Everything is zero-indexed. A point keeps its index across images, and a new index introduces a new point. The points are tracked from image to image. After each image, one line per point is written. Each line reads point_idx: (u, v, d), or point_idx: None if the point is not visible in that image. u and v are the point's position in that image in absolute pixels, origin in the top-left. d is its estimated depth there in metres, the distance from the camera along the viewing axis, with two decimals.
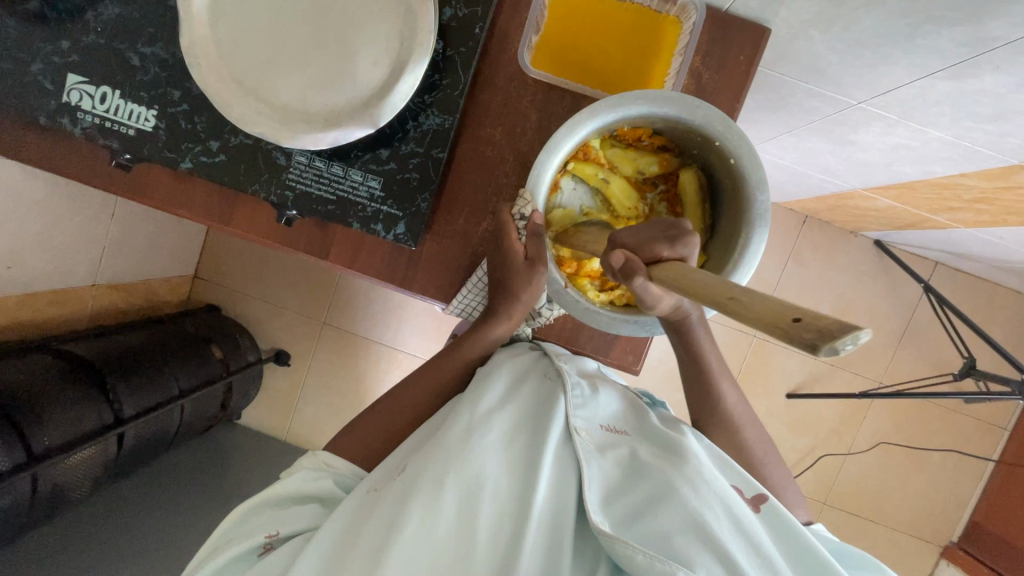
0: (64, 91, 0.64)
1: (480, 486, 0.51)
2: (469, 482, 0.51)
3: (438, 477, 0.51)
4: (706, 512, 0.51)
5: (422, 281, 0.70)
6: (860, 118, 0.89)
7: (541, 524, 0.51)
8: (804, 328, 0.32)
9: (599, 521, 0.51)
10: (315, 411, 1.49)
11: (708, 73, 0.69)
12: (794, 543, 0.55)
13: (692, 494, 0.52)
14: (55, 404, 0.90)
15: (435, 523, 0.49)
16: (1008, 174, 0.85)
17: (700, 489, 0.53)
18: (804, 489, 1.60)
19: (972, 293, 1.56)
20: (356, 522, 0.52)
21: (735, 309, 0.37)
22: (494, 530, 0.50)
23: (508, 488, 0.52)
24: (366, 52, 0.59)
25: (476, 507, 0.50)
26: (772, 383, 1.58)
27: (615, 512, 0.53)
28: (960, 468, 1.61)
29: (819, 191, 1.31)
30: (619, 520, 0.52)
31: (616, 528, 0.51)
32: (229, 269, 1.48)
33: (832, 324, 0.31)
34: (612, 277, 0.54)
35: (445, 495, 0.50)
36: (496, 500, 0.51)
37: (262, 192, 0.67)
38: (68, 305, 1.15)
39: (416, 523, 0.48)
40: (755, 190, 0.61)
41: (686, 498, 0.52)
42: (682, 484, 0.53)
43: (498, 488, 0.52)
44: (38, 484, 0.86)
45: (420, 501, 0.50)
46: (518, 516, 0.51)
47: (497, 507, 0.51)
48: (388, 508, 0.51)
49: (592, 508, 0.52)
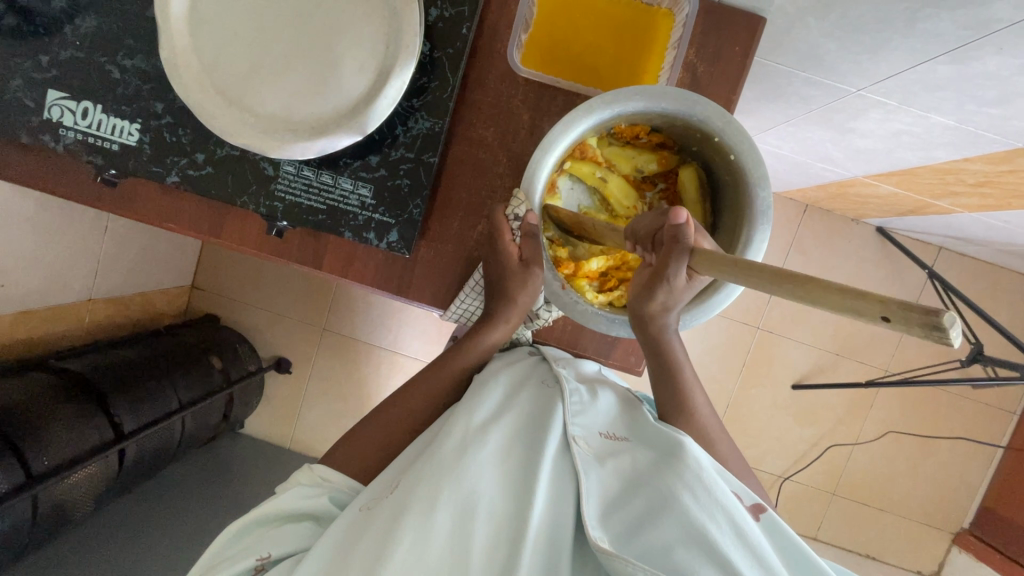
0: (45, 108, 0.63)
1: (474, 503, 0.50)
2: (463, 499, 0.50)
3: (432, 495, 0.50)
4: (708, 522, 0.50)
5: (417, 289, 0.69)
6: (860, 105, 0.87)
7: (539, 543, 0.50)
8: (901, 299, 0.34)
9: (598, 536, 0.50)
10: (319, 418, 1.48)
11: (703, 66, 0.67)
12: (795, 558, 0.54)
13: (693, 502, 0.51)
14: (53, 423, 0.89)
15: (428, 545, 0.48)
16: (1014, 158, 0.83)
17: (703, 497, 0.51)
18: (812, 479, 1.59)
19: (978, 278, 1.54)
20: (348, 541, 0.51)
21: (812, 293, 0.38)
22: (490, 550, 0.48)
23: (504, 504, 0.51)
24: (350, 58, 0.58)
25: (470, 525, 0.49)
26: (777, 375, 1.57)
27: (614, 526, 0.52)
28: (970, 454, 1.59)
29: (819, 179, 1.29)
30: (618, 535, 0.51)
31: (615, 544, 0.50)
32: (226, 279, 1.47)
33: (918, 315, 0.32)
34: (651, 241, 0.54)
35: (438, 514, 0.49)
36: (491, 517, 0.50)
37: (251, 204, 0.65)
38: (64, 321, 1.14)
39: (409, 542, 0.47)
40: (756, 186, 0.59)
41: (686, 507, 0.50)
42: (682, 492, 0.51)
43: (495, 504, 0.51)
44: (39, 504, 0.85)
45: (412, 519, 0.48)
46: (514, 533, 0.49)
47: (492, 525, 0.50)
48: (381, 525, 0.50)
49: (591, 523, 0.51)
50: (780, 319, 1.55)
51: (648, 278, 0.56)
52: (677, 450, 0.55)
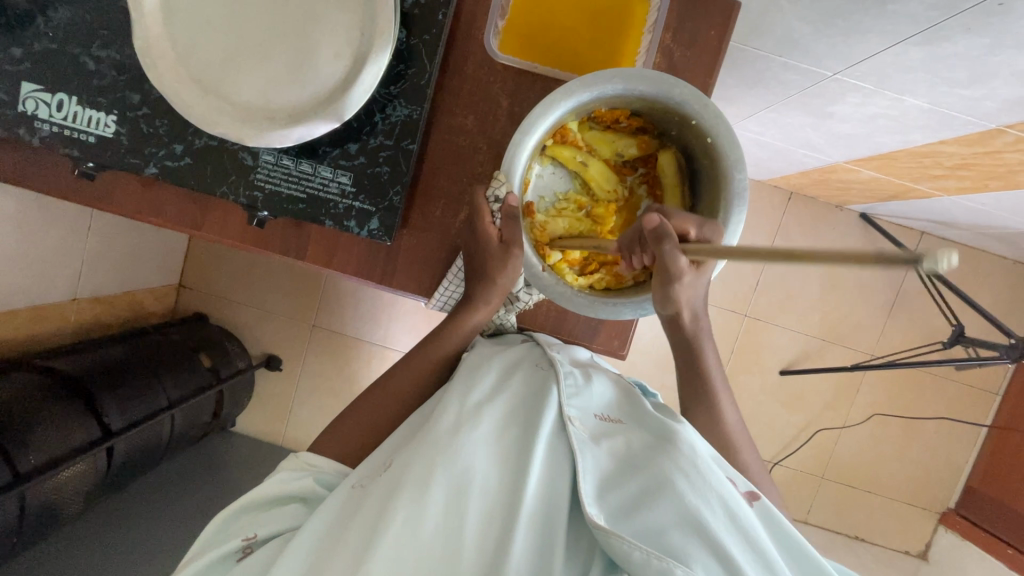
0: (19, 101, 0.63)
1: (468, 481, 0.50)
2: (457, 476, 0.50)
3: (427, 472, 0.50)
4: (700, 504, 0.50)
5: (401, 276, 0.69)
6: (837, 90, 0.88)
7: (534, 521, 0.50)
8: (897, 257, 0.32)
9: (594, 513, 0.50)
10: (310, 414, 1.47)
11: (679, 50, 0.67)
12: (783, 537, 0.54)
13: (687, 485, 0.51)
14: (40, 422, 0.88)
15: (421, 523, 0.48)
16: (988, 139, 0.85)
17: (696, 480, 0.52)
18: (801, 464, 1.61)
19: (960, 261, 1.56)
20: (338, 522, 0.52)
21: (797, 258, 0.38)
22: (482, 528, 0.49)
23: (497, 482, 0.52)
24: (327, 45, 0.58)
25: (464, 503, 0.49)
26: (765, 361, 1.58)
27: (610, 503, 0.52)
28: (955, 435, 1.62)
29: (802, 166, 1.30)
30: (614, 512, 0.51)
31: (610, 521, 0.50)
32: (213, 277, 1.46)
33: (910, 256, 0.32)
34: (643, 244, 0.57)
35: (432, 493, 0.49)
36: (484, 496, 0.50)
37: (231, 194, 0.66)
38: (50, 321, 1.13)
39: (402, 519, 0.48)
40: (732, 169, 0.60)
41: (680, 489, 0.51)
42: (676, 475, 0.52)
43: (489, 482, 0.51)
44: (27, 502, 0.85)
45: (408, 493, 0.49)
46: (508, 513, 0.50)
47: (485, 505, 0.50)
48: (376, 506, 0.50)
49: (587, 500, 0.51)
50: (766, 306, 1.57)
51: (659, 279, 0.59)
52: (673, 437, 0.56)
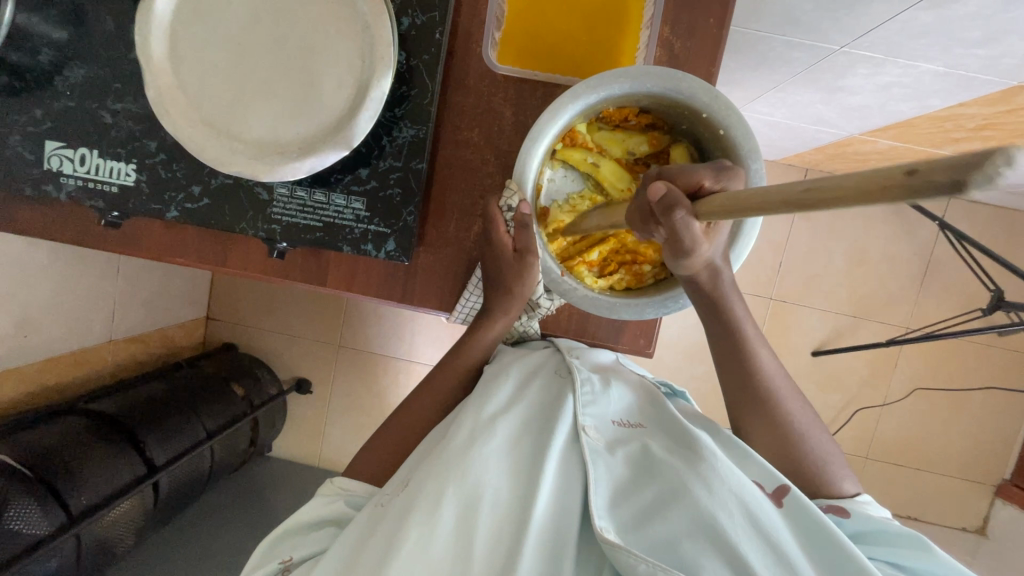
0: (45, 159, 0.65)
1: (478, 496, 0.50)
2: (467, 492, 0.50)
3: (439, 486, 0.50)
4: (719, 512, 0.49)
5: (421, 293, 0.70)
6: (845, 62, 0.86)
7: (544, 535, 0.50)
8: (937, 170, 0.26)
9: (604, 526, 0.49)
10: (343, 433, 1.49)
11: (680, 42, 0.66)
12: (822, 543, 0.50)
13: (704, 493, 0.50)
14: (88, 463, 0.91)
15: (431, 541, 0.48)
16: (1010, 97, 0.82)
17: (715, 487, 0.50)
18: (843, 446, 1.57)
19: (992, 223, 1.51)
20: (365, 535, 0.52)
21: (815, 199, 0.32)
22: (489, 542, 0.49)
23: (508, 495, 0.51)
24: (330, 77, 0.59)
25: (474, 518, 0.49)
26: (796, 344, 1.55)
27: (622, 514, 0.52)
28: (1004, 402, 1.56)
29: (817, 143, 1.26)
30: (625, 523, 0.51)
31: (621, 534, 0.50)
32: (239, 307, 1.50)
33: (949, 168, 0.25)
34: (649, 218, 0.50)
35: (443, 508, 0.49)
36: (495, 509, 0.50)
37: (250, 230, 0.67)
38: (90, 365, 1.17)
39: (414, 537, 0.47)
40: (747, 157, 0.59)
41: (696, 497, 0.50)
42: (694, 484, 0.51)
43: (500, 495, 0.51)
44: (82, 541, 0.88)
45: (418, 517, 0.48)
46: (517, 526, 0.50)
47: (496, 520, 0.50)
48: (391, 524, 0.50)
49: (598, 513, 0.50)
50: (791, 287, 1.54)
51: (670, 245, 0.52)
52: (694, 441, 0.55)
